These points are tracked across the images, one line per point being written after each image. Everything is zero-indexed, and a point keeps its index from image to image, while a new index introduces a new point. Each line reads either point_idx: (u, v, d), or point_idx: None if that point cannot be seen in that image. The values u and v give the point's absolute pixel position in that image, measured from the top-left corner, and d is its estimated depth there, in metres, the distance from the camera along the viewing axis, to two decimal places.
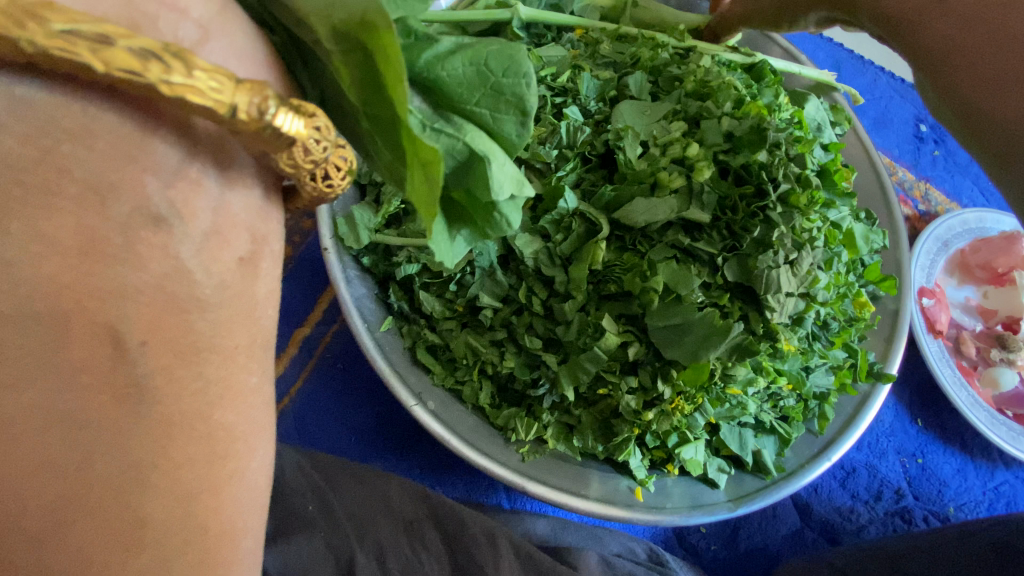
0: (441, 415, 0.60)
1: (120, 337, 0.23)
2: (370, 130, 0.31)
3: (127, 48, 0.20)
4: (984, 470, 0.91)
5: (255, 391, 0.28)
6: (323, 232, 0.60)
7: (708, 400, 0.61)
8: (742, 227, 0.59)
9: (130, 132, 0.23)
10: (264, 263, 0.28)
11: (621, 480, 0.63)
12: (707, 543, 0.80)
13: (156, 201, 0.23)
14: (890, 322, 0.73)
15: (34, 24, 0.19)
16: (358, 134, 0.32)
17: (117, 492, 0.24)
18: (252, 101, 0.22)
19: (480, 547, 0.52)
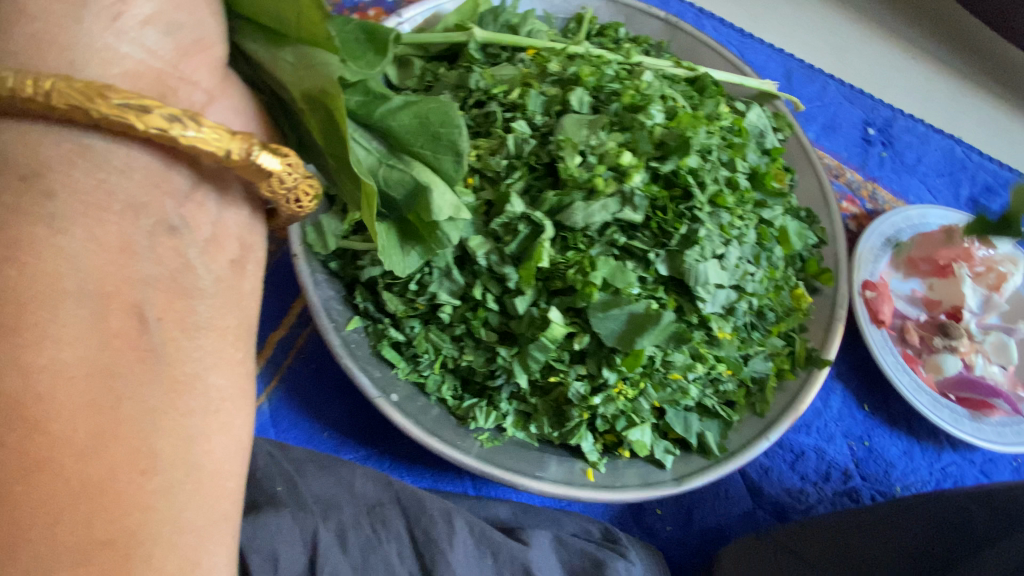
0: (404, 407, 0.65)
1: (143, 315, 0.32)
2: (335, 166, 0.40)
3: (159, 113, 0.29)
4: (932, 451, 0.87)
5: (240, 362, 0.37)
6: (293, 239, 0.66)
7: (650, 385, 0.65)
8: (671, 225, 0.63)
9: (157, 168, 0.32)
10: (250, 266, 0.38)
11: (576, 463, 0.68)
12: (663, 524, 0.78)
13: (172, 217, 0.33)
14: (828, 313, 0.75)
15: (100, 98, 0.28)
16: (328, 167, 0.41)
17: (137, 432, 0.31)
18: (242, 147, 0.32)
19: (436, 524, 0.57)
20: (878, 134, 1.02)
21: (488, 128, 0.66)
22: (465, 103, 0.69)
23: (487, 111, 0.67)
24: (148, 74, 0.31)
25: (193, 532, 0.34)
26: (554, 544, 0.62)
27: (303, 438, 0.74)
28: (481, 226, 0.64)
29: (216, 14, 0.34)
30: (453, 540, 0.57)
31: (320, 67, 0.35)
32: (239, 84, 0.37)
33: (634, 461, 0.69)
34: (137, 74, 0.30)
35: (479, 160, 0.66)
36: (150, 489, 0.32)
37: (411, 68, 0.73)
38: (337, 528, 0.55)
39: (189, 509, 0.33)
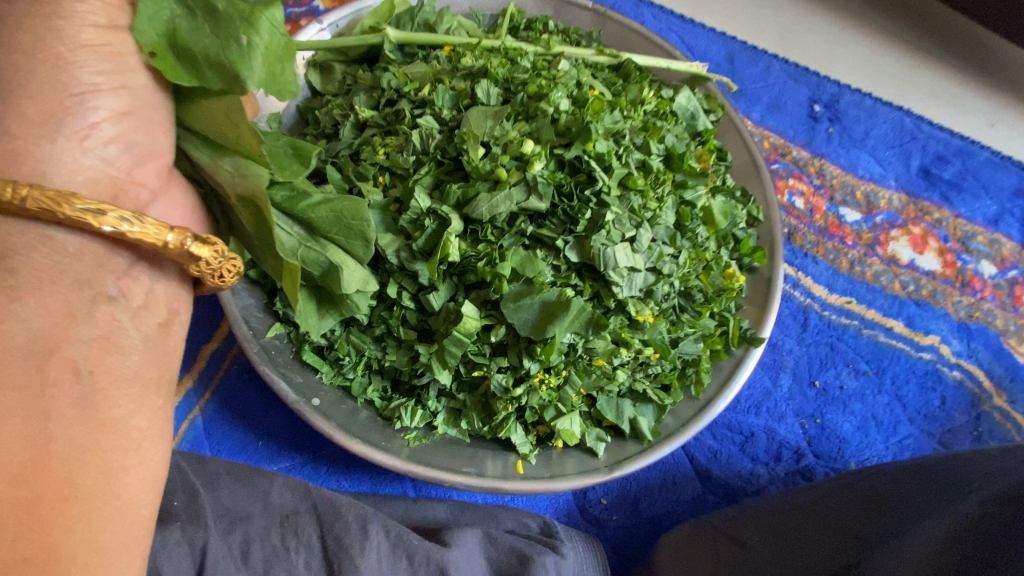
0: (325, 409, 0.72)
1: (79, 368, 0.40)
2: (260, 246, 0.50)
3: (114, 216, 0.39)
4: (887, 428, 1.00)
5: (159, 406, 0.46)
6: None
7: (574, 371, 0.73)
8: (577, 211, 0.69)
9: (103, 252, 0.41)
10: (174, 327, 0.47)
11: (508, 455, 0.76)
12: (609, 514, 0.89)
13: (111, 288, 0.41)
14: (767, 291, 0.84)
15: (67, 205, 0.37)
16: (252, 245, 0.51)
17: (63, 463, 0.38)
18: (180, 238, 0.41)
19: (350, 531, 0.63)
20: (824, 112, 1.19)
21: (396, 126, 0.74)
22: (378, 103, 0.78)
23: (397, 110, 0.75)
24: (105, 180, 0.40)
25: (105, 553, 0.40)
26: (483, 542, 0.69)
27: (236, 450, 0.79)
28: (391, 224, 0.71)
29: (167, 131, 0.44)
30: (365, 545, 0.62)
31: (249, 178, 0.45)
32: (180, 181, 0.47)
33: (568, 451, 0.78)
34: (97, 181, 0.40)
35: (387, 158, 0.72)
36: (72, 515, 0.38)
37: (331, 74, 0.84)
38: (241, 539, 0.60)
39: (104, 533, 0.40)
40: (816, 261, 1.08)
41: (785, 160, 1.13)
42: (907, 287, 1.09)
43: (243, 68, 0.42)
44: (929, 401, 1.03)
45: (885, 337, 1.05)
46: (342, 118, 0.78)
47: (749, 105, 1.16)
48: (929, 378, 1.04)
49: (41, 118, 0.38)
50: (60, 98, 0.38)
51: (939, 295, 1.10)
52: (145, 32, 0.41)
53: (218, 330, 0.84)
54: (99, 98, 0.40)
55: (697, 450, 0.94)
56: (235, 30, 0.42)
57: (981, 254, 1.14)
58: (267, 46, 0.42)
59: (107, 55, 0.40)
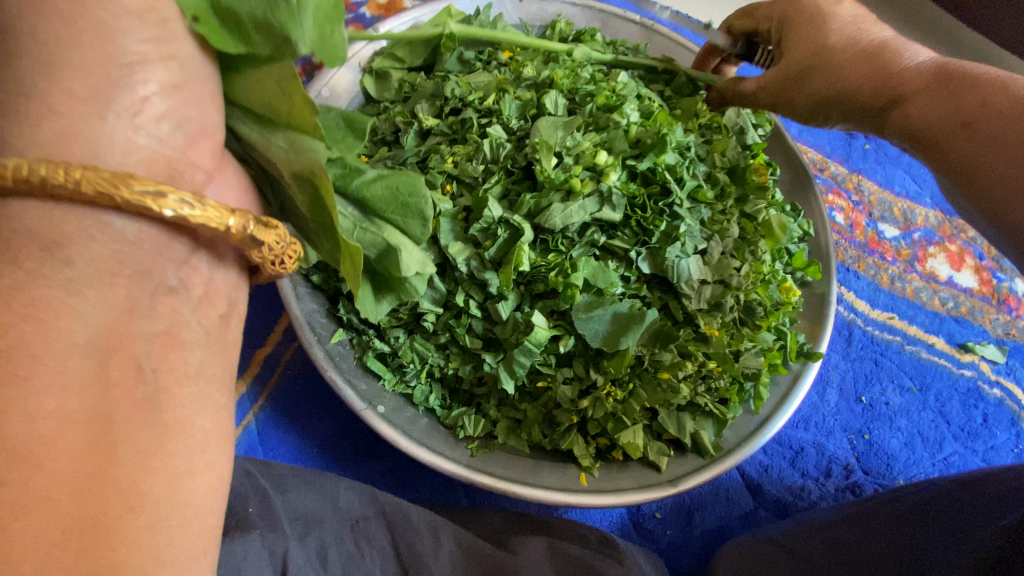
0: (392, 418, 0.62)
1: (142, 366, 0.36)
2: (314, 228, 0.46)
3: (173, 198, 0.35)
4: (932, 445, 0.89)
5: (223, 406, 0.41)
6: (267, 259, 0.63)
7: (641, 385, 0.65)
8: (651, 223, 0.63)
9: (160, 239, 0.38)
10: (234, 320, 0.44)
11: (570, 465, 0.65)
12: (663, 528, 0.76)
13: (171, 279, 0.38)
14: (819, 306, 0.78)
15: (125, 187, 0.34)
16: (309, 231, 0.46)
17: (128, 470, 0.34)
18: (242, 222, 0.38)
19: (423, 539, 0.59)
20: (860, 129, 1.12)
21: (464, 135, 0.68)
22: (441, 112, 0.71)
23: (462, 118, 0.68)
24: (159, 161, 0.37)
25: (173, 568, 0.35)
26: (549, 552, 0.62)
27: (291, 457, 0.74)
28: (460, 232, 0.63)
29: (218, 105, 0.40)
30: (439, 553, 0.59)
31: (308, 154, 0.41)
32: (233, 161, 0.43)
33: (627, 465, 0.66)
34: (151, 162, 0.37)
35: (456, 167, 0.65)
36: (138, 526, 0.34)
37: (387, 81, 0.77)
38: (318, 547, 0.56)
39: (170, 547, 0.35)
40: (858, 277, 0.99)
41: (824, 176, 1.06)
42: (947, 304, 1.01)
43: (293, 28, 0.36)
44: (972, 418, 0.93)
45: (927, 353, 0.96)
46: (404, 125, 0.71)
47: (788, 118, 1.10)
48: (972, 396, 0.95)
49: (88, 96, 0.35)
50: (108, 71, 0.35)
51: (978, 312, 1.02)
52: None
53: (272, 332, 0.79)
54: (148, 70, 0.36)
55: (749, 464, 0.81)
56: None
57: (1012, 272, 1.09)
58: (318, 4, 0.36)
59: (152, 20, 0.36)
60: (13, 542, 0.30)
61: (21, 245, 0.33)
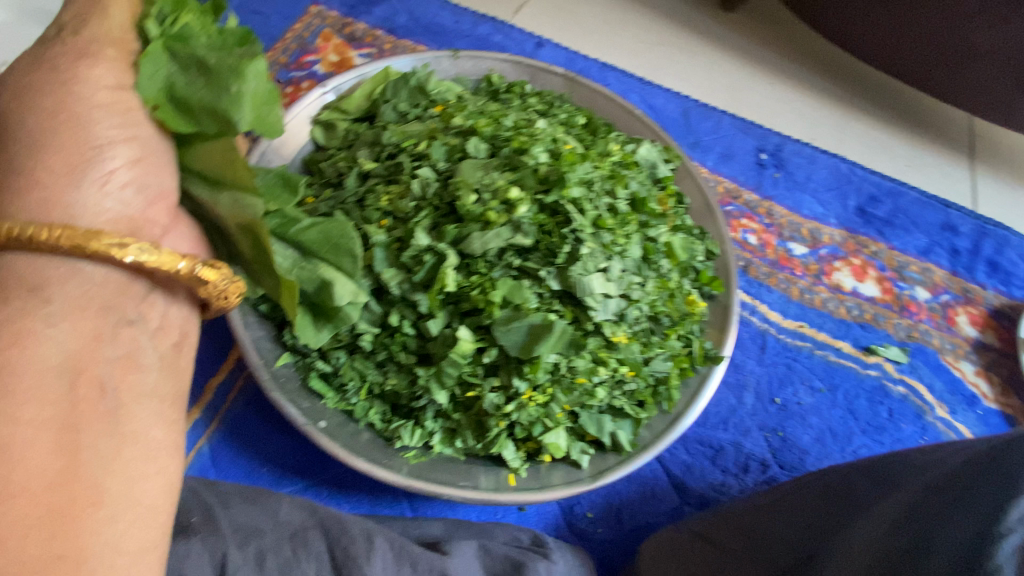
0: (332, 432, 0.71)
1: (104, 384, 0.46)
2: (258, 267, 0.55)
3: (132, 247, 0.46)
4: (842, 439, 0.99)
5: (173, 420, 0.52)
6: None
7: (559, 390, 0.73)
8: (557, 246, 0.72)
9: (122, 283, 0.48)
10: (185, 350, 0.55)
11: (500, 470, 0.74)
12: (595, 527, 0.84)
13: (131, 313, 0.49)
14: (723, 316, 0.87)
15: (94, 241, 0.45)
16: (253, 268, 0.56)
17: (91, 468, 0.44)
18: (190, 265, 0.49)
19: (356, 542, 0.64)
20: (770, 160, 1.27)
21: (398, 176, 0.77)
22: (379, 156, 0.81)
23: (397, 162, 0.78)
24: (124, 219, 0.48)
25: (129, 554, 0.44)
26: (479, 552, 0.69)
27: (242, 476, 0.79)
28: (394, 259, 0.73)
29: (172, 173, 0.52)
30: (371, 555, 0.63)
31: (246, 206, 0.52)
32: (186, 218, 0.55)
33: (555, 465, 0.76)
34: (117, 220, 0.48)
35: (390, 204, 0.75)
36: (98, 516, 0.43)
37: (334, 130, 0.89)
38: (256, 554, 0.61)
39: (126, 537, 0.44)
40: (770, 291, 1.10)
41: (737, 203, 1.20)
42: (852, 312, 1.13)
43: (235, 113, 0.47)
44: (878, 413, 1.04)
45: (836, 356, 1.06)
46: (346, 169, 0.82)
47: (703, 155, 1.25)
48: (876, 394, 1.05)
49: (65, 169, 0.46)
50: (82, 151, 0.46)
51: (881, 318, 1.14)
52: (147, 87, 0.49)
53: (225, 362, 0.85)
54: (115, 149, 0.48)
55: (673, 464, 0.89)
56: (226, 81, 0.47)
57: (915, 281, 1.22)
58: (253, 92, 0.48)
59: (118, 111, 0.48)
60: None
61: (16, 292, 0.44)
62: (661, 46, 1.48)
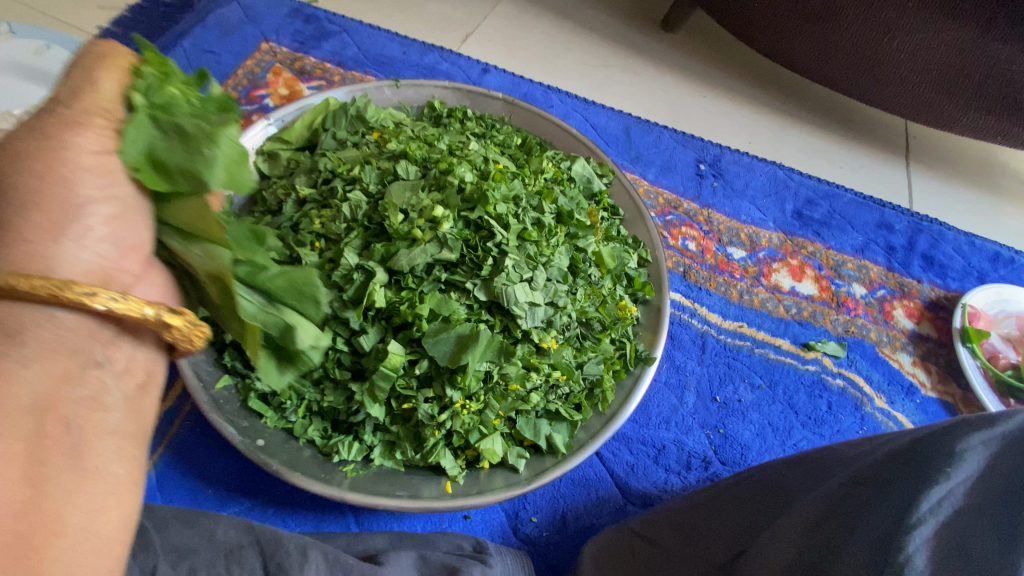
0: (270, 450, 0.73)
1: (70, 423, 0.44)
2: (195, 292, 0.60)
3: (104, 296, 0.46)
4: (782, 432, 1.03)
5: (137, 456, 0.49)
6: None
7: (493, 397, 0.77)
8: (481, 259, 0.77)
9: (90, 324, 0.47)
10: (153, 388, 0.53)
11: (439, 478, 0.77)
12: (540, 531, 0.86)
13: (99, 355, 0.48)
14: (658, 319, 0.91)
15: (69, 290, 0.44)
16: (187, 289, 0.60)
17: (52, 504, 0.42)
18: (157, 313, 0.50)
19: (290, 555, 0.65)
20: (708, 170, 1.34)
21: (331, 200, 0.82)
22: (316, 182, 0.85)
23: (331, 187, 0.83)
24: (100, 271, 0.48)
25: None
26: (416, 563, 0.71)
27: (188, 499, 0.81)
28: (326, 279, 0.76)
29: (147, 226, 0.53)
30: (305, 567, 0.64)
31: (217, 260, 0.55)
32: (158, 265, 0.56)
33: (494, 472, 0.79)
34: (93, 271, 0.48)
35: (323, 226, 0.79)
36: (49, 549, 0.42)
37: (276, 160, 0.93)
38: (188, 570, 0.61)
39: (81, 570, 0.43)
40: (710, 294, 1.15)
41: (677, 212, 1.25)
42: (791, 310, 1.18)
43: (208, 174, 0.51)
44: (818, 406, 1.08)
45: (775, 353, 1.11)
46: (284, 197, 0.86)
47: (644, 167, 1.31)
48: (816, 387, 1.10)
49: (46, 225, 0.46)
50: (61, 208, 0.47)
51: (819, 315, 1.20)
52: (129, 152, 0.50)
53: (169, 390, 0.87)
54: (94, 208, 0.48)
55: (617, 465, 0.93)
56: (200, 145, 0.51)
57: (851, 278, 1.28)
58: (226, 156, 0.52)
59: (97, 172, 0.48)
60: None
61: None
62: (605, 67, 1.56)
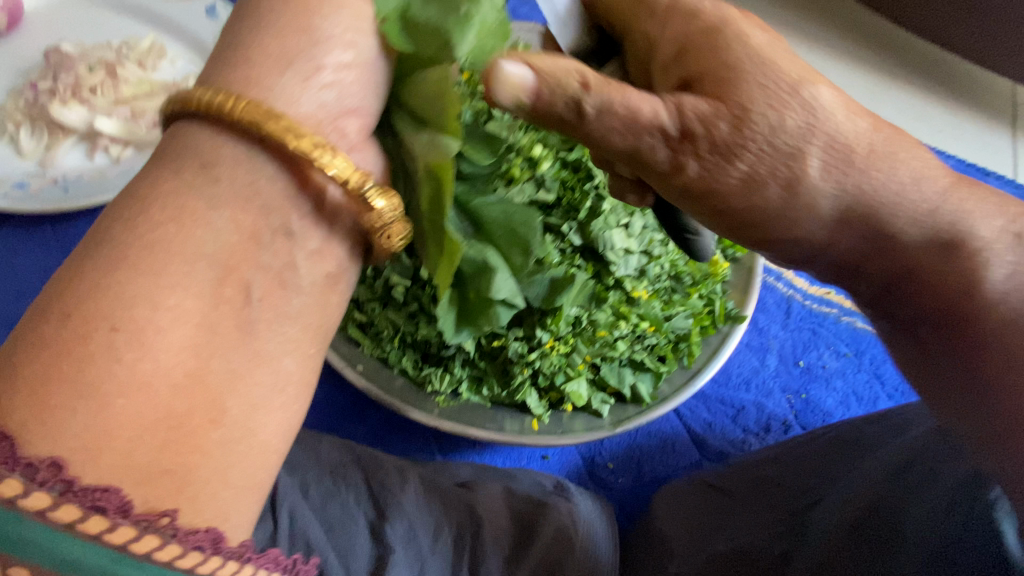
0: (369, 375, 0.77)
1: (250, 294, 0.46)
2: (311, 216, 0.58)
3: (305, 141, 0.45)
4: (867, 402, 0.99)
5: (311, 354, 0.50)
6: None
7: (581, 341, 0.77)
8: (579, 201, 0.75)
9: (283, 188, 0.47)
10: (341, 285, 0.52)
11: (524, 416, 0.79)
12: (615, 477, 0.87)
13: (291, 225, 0.48)
14: (747, 277, 0.88)
15: (273, 124, 0.45)
16: None
17: (209, 384, 0.43)
18: (361, 181, 0.47)
19: (391, 476, 0.68)
20: None
21: None
22: None
23: None
24: (313, 119, 0.49)
25: (232, 489, 0.45)
26: (505, 494, 0.74)
27: None
28: None
29: (378, 96, 0.53)
30: (405, 487, 0.68)
31: (443, 151, 0.49)
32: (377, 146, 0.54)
33: (576, 414, 0.79)
34: (308, 117, 0.48)
35: None
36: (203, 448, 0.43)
37: None
38: (302, 482, 0.64)
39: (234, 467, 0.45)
40: None
41: None
42: None
43: (456, 37, 0.49)
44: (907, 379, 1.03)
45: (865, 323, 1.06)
46: None
47: None
48: None
49: (280, 58, 0.49)
50: (301, 47, 0.49)
51: None
52: (384, 3, 0.52)
53: None
54: (330, 52, 0.50)
55: (694, 422, 0.92)
56: (456, 4, 0.50)
57: None
58: (480, 22, 0.50)
59: (348, 14, 0.51)
60: (115, 414, 0.40)
61: (187, 162, 0.46)
62: None
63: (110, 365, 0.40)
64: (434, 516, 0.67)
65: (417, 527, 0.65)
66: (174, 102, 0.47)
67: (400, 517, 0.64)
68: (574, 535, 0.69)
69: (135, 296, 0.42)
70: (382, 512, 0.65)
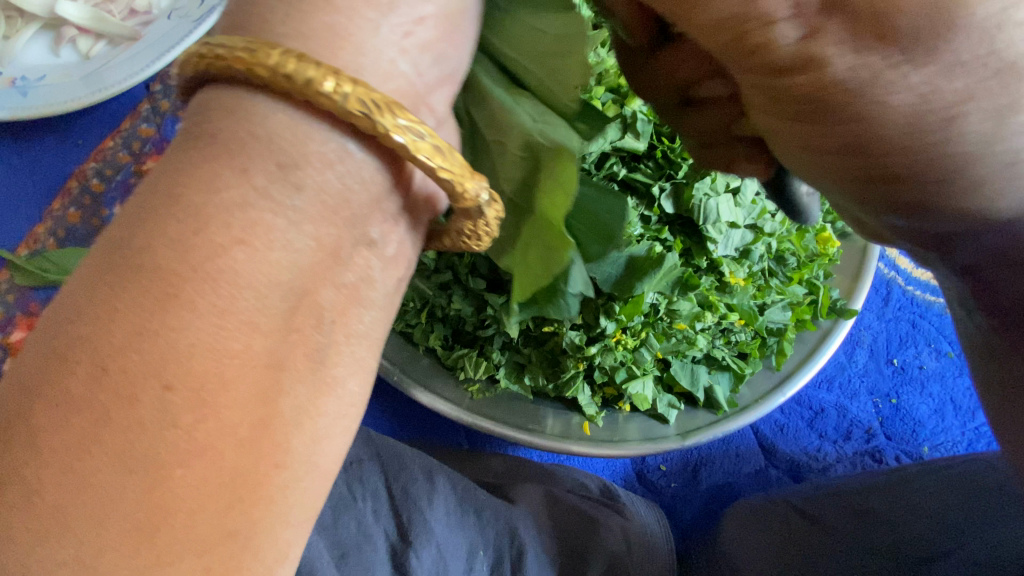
0: (392, 356, 0.63)
1: (323, 314, 0.27)
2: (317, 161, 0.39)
3: (429, 140, 0.26)
4: (965, 410, 0.83)
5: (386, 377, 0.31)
6: None
7: (653, 334, 0.62)
8: (677, 156, 0.59)
9: (379, 186, 0.28)
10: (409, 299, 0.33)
11: (572, 416, 0.65)
12: (667, 481, 0.76)
13: (374, 229, 0.28)
14: (857, 260, 0.70)
15: (390, 116, 0.25)
16: None
17: (266, 431, 0.25)
18: (481, 190, 0.27)
19: (417, 483, 0.56)
20: None
21: None
22: None
23: None
24: (418, 94, 0.29)
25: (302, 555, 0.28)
26: (547, 502, 0.63)
27: None
28: None
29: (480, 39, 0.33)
30: (432, 497, 0.55)
31: (558, 128, 0.33)
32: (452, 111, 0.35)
33: (633, 415, 0.66)
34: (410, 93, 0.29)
35: None
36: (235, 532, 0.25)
37: None
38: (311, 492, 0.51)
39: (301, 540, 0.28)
40: None
41: None
42: None
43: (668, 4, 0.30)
44: None
45: None
46: None
47: None
48: None
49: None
50: None
51: None
52: None
53: None
54: None
55: (764, 424, 0.79)
56: None
57: None
58: None
59: None
60: (174, 494, 0.24)
61: (255, 155, 0.26)
62: None
63: (164, 436, 0.24)
64: (467, 536, 0.56)
65: (447, 554, 0.54)
66: (209, 63, 0.26)
67: (427, 539, 0.53)
68: (627, 561, 0.60)
69: (193, 348, 0.24)
70: (405, 531, 0.53)
